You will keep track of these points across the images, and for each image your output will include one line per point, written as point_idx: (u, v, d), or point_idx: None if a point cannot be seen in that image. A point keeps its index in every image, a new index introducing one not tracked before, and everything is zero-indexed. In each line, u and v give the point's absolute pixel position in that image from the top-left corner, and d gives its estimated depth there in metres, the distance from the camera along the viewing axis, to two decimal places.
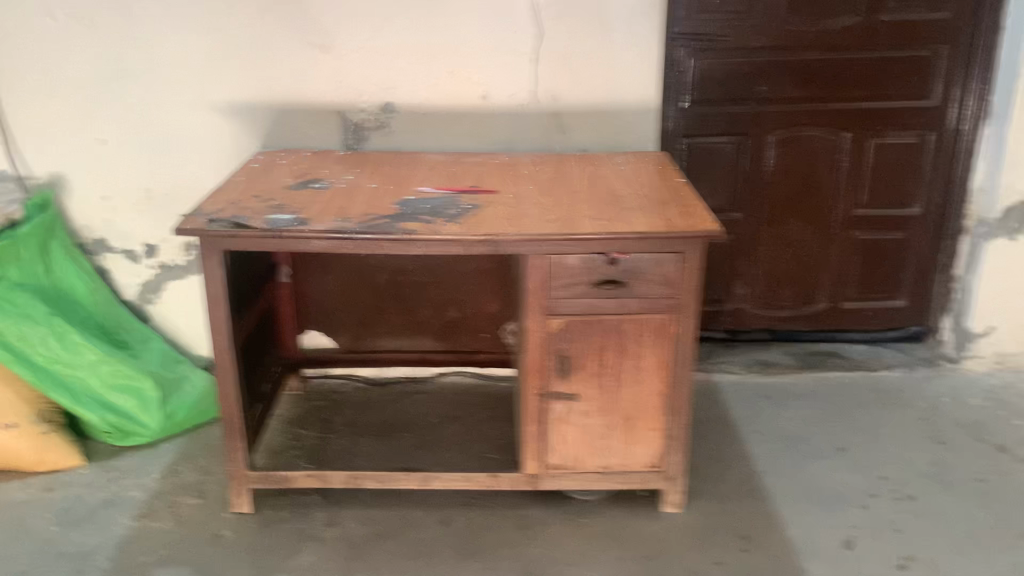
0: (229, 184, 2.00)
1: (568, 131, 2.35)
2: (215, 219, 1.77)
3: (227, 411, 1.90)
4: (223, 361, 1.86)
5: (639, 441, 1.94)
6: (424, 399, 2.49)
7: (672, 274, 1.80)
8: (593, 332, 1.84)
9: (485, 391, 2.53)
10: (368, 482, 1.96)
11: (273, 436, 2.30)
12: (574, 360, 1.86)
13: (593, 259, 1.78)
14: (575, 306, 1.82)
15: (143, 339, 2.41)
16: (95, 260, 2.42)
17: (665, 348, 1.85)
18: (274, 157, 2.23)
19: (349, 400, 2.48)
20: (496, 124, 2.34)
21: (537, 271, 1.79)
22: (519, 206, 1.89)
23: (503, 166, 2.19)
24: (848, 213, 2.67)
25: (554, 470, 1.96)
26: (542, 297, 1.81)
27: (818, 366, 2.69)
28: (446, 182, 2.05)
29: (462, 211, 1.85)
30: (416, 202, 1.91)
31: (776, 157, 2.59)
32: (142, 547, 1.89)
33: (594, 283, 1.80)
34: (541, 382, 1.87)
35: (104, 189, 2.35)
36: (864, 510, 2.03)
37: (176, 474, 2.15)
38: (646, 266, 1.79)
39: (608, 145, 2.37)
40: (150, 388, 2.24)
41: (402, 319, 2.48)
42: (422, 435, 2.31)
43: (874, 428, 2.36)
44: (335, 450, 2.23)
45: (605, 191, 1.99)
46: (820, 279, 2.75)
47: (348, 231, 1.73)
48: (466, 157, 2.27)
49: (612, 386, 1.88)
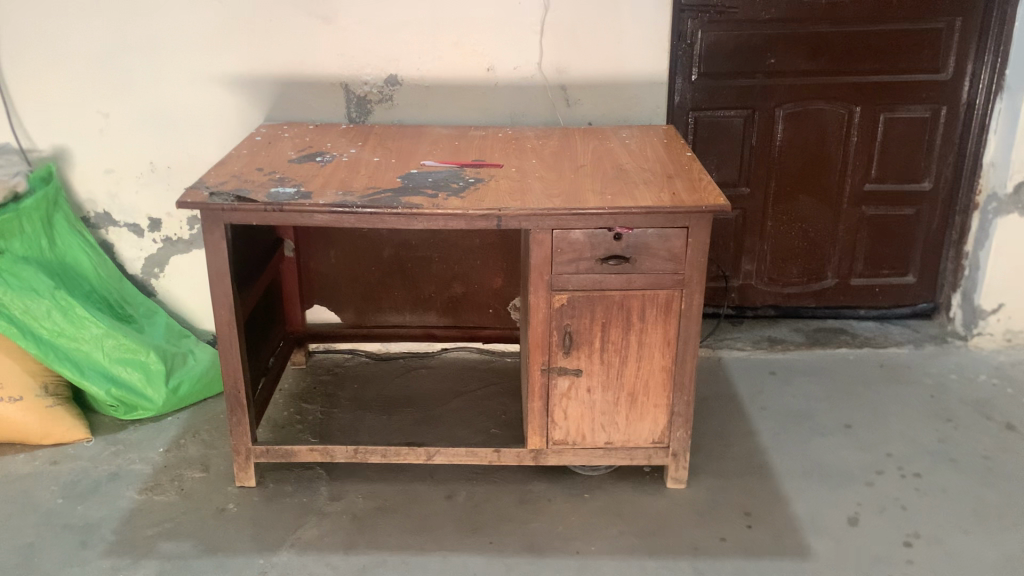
0: (231, 157, 1.98)
1: (574, 105, 2.32)
2: (216, 192, 1.76)
3: (230, 384, 1.90)
4: (227, 335, 1.86)
5: (643, 417, 1.93)
6: (428, 374, 2.49)
7: (678, 249, 1.78)
8: (597, 307, 1.83)
9: (490, 366, 2.53)
10: (372, 456, 1.96)
11: (278, 410, 2.30)
12: (578, 336, 1.85)
13: (597, 234, 1.77)
14: (580, 282, 1.81)
15: (148, 313, 2.40)
16: (98, 234, 2.41)
17: (669, 324, 1.84)
18: (277, 130, 2.22)
19: (354, 374, 2.48)
20: (501, 98, 2.31)
21: (541, 246, 1.77)
22: (523, 180, 1.88)
23: (508, 140, 2.17)
24: (857, 188, 2.64)
25: (557, 445, 1.95)
26: (546, 273, 1.80)
27: (825, 342, 2.68)
28: (450, 156, 2.03)
29: (466, 186, 1.83)
30: (420, 175, 1.89)
31: (785, 131, 2.56)
32: (147, 520, 1.90)
33: (599, 258, 1.78)
34: (545, 357, 1.87)
35: (106, 162, 2.33)
36: (869, 487, 2.02)
37: (181, 448, 2.15)
38: (651, 241, 1.77)
39: (614, 119, 2.34)
40: (155, 362, 2.25)
41: (406, 295, 2.47)
42: (426, 410, 2.31)
43: (881, 405, 2.35)
44: (340, 425, 2.24)
45: (611, 165, 1.97)
46: (828, 255, 2.73)
47: (351, 205, 1.72)
48: (470, 131, 2.25)
49: (616, 361, 1.87)
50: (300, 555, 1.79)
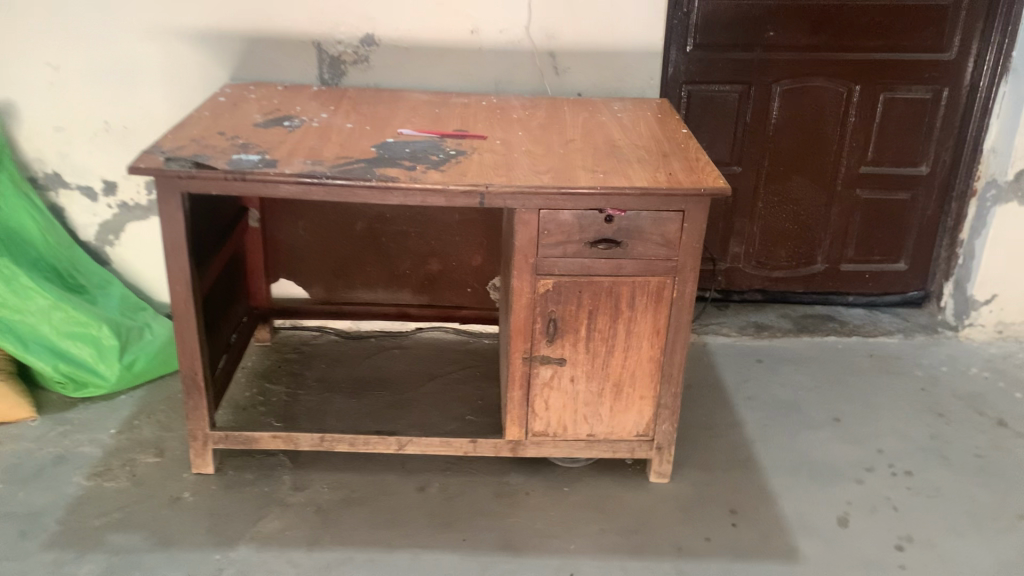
0: (191, 119, 1.83)
1: (563, 74, 2.18)
2: (173, 157, 1.61)
3: (187, 364, 1.76)
4: (183, 312, 1.72)
5: (628, 408, 1.81)
6: (401, 354, 2.37)
7: (673, 233, 1.66)
8: (585, 293, 1.71)
9: (466, 348, 2.41)
10: (339, 444, 1.84)
11: (240, 390, 2.17)
12: (563, 323, 1.73)
13: (587, 216, 1.65)
14: (567, 266, 1.69)
15: (103, 284, 2.25)
16: (48, 197, 2.25)
17: (661, 313, 1.73)
18: (243, 90, 2.06)
19: (322, 353, 2.35)
20: (486, 63, 2.17)
21: (527, 226, 1.65)
22: (508, 154, 1.74)
23: (493, 110, 2.03)
24: (853, 170, 2.54)
25: (537, 437, 1.84)
26: (530, 256, 1.68)
27: (813, 329, 2.57)
28: (430, 125, 1.89)
29: (447, 158, 1.70)
30: (397, 144, 1.75)
31: (781, 108, 2.46)
32: (95, 509, 1.77)
33: (588, 241, 1.67)
34: (527, 344, 1.75)
35: (57, 119, 2.16)
36: (860, 485, 1.92)
37: (135, 429, 2.02)
38: (644, 225, 1.65)
39: (605, 90, 2.21)
40: (108, 337, 2.10)
41: (380, 271, 2.35)
42: (397, 394, 2.19)
43: (871, 397, 2.25)
44: (305, 409, 2.11)
45: (602, 140, 1.84)
46: (819, 239, 2.63)
47: (321, 175, 1.58)
48: (452, 97, 2.10)
49: (602, 351, 1.76)
50: (258, 550, 1.67)
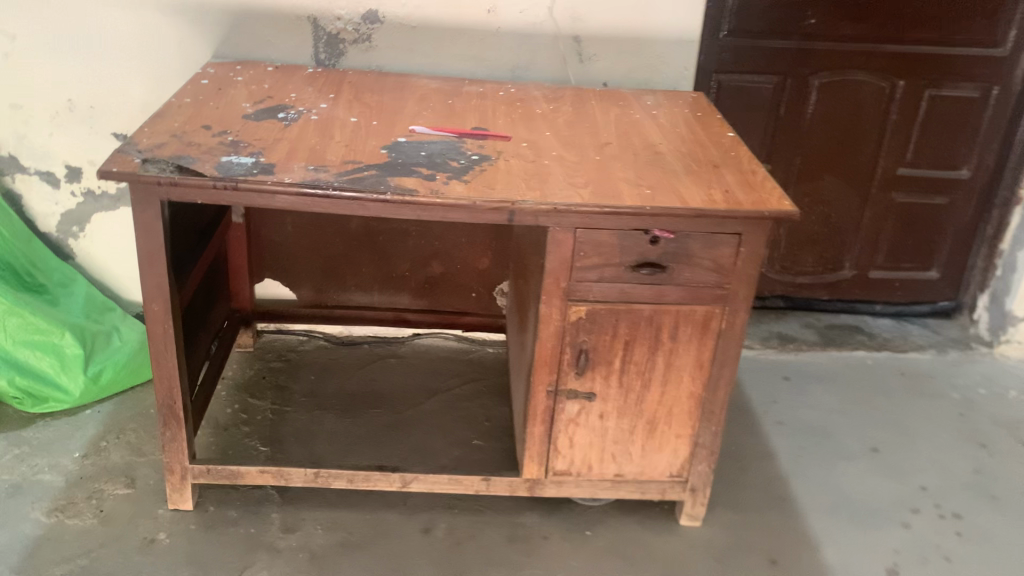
0: (170, 107, 1.58)
1: (588, 61, 1.96)
2: (151, 159, 1.37)
3: (164, 392, 1.54)
4: (159, 335, 1.49)
5: (661, 448, 1.63)
6: (398, 365, 2.15)
7: (726, 258, 1.46)
8: (621, 322, 1.50)
9: (469, 358, 2.21)
10: (335, 480, 1.64)
11: (221, 406, 1.95)
12: (595, 354, 1.53)
13: (630, 237, 1.44)
14: (603, 291, 1.48)
15: (64, 282, 2.01)
16: (3, 182, 1.99)
17: (706, 346, 1.53)
18: (227, 70, 1.82)
19: (311, 362, 2.13)
20: (502, 47, 1.93)
21: (560, 247, 1.44)
22: (538, 160, 1.53)
23: (513, 102, 1.80)
24: (889, 172, 2.35)
25: (558, 476, 1.64)
26: (562, 280, 1.47)
27: (840, 343, 2.39)
28: (445, 120, 1.66)
29: (469, 165, 1.47)
30: (410, 146, 1.52)
31: (817, 103, 2.25)
32: (55, 553, 1.54)
33: (630, 265, 1.46)
34: (553, 377, 1.54)
35: (14, 96, 1.90)
36: (907, 530, 1.75)
37: (101, 453, 1.79)
38: (694, 249, 1.45)
39: (633, 81, 1.99)
40: (70, 345, 1.87)
41: (375, 272, 2.13)
42: (395, 412, 1.98)
43: (907, 423, 2.09)
44: (293, 430, 1.90)
45: (641, 144, 1.63)
46: (848, 244, 2.45)
47: (325, 185, 1.35)
48: (465, 85, 1.87)
49: (637, 386, 1.56)
50: None
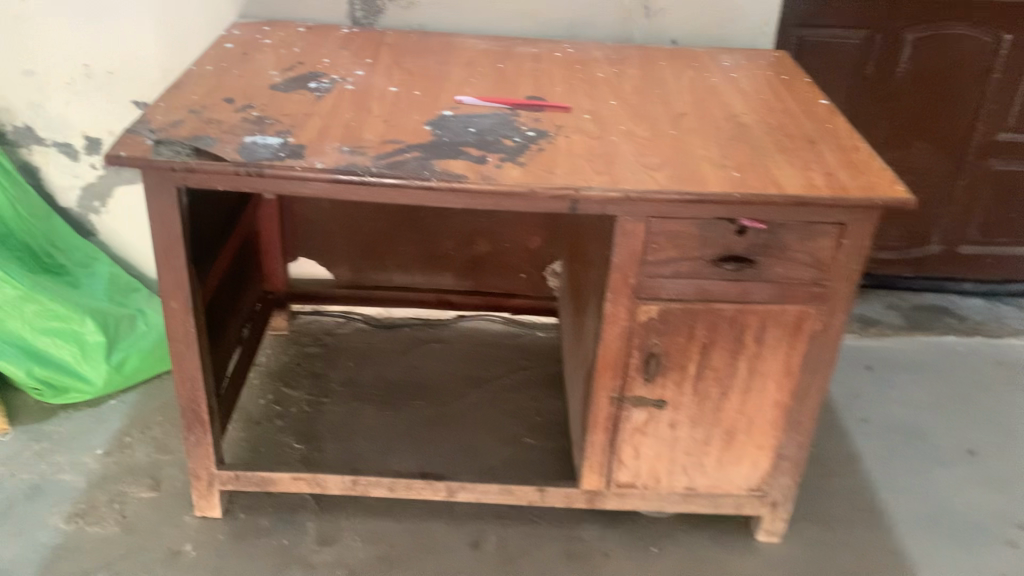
0: (189, 77, 1.41)
1: (655, 16, 1.74)
2: (165, 141, 1.20)
3: (187, 394, 1.39)
4: (180, 334, 1.33)
5: (740, 460, 1.45)
6: (441, 351, 1.99)
7: (825, 252, 1.26)
8: (698, 323, 1.32)
9: (518, 343, 2.04)
10: (375, 489, 1.49)
11: (253, 397, 1.81)
12: (667, 359, 1.35)
13: (712, 228, 1.25)
14: (678, 288, 1.29)
15: (85, 262, 1.87)
16: (19, 154, 1.84)
17: (795, 350, 1.35)
18: (253, 32, 1.64)
19: (349, 347, 1.98)
20: (559, 0, 1.72)
21: (630, 239, 1.25)
22: (604, 136, 1.33)
23: (572, 65, 1.60)
24: (988, 137, 2.11)
25: (621, 489, 1.48)
26: (630, 276, 1.28)
27: (927, 327, 2.18)
28: (496, 90, 1.47)
29: (524, 144, 1.29)
30: (458, 121, 1.34)
31: (909, 60, 2.01)
32: (73, 566, 1.42)
33: (711, 259, 1.27)
34: (618, 382, 1.37)
35: (26, 61, 1.74)
36: (1013, 549, 1.55)
37: (125, 450, 1.66)
38: (787, 240, 1.25)
39: (706, 39, 1.76)
40: (92, 333, 1.74)
41: (418, 250, 1.96)
42: (439, 405, 1.82)
43: (1007, 421, 1.88)
44: (330, 424, 1.75)
45: (721, 115, 1.42)
46: (937, 216, 2.22)
47: (362, 171, 1.18)
48: (517, 47, 1.67)
49: (714, 393, 1.38)
50: None
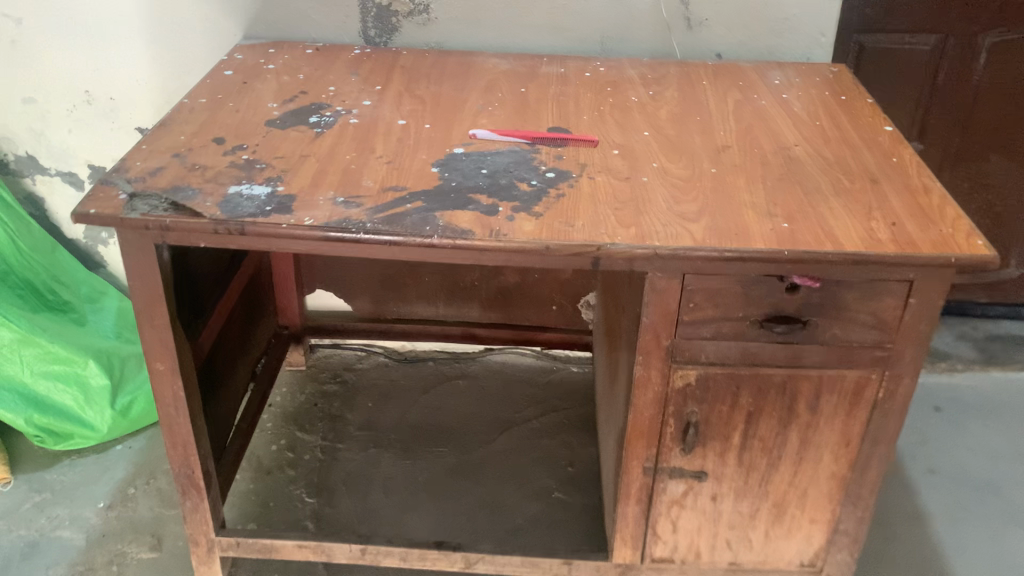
0: (180, 112, 1.29)
1: (697, 28, 1.57)
2: (141, 194, 1.07)
3: (180, 459, 1.28)
4: (168, 398, 1.22)
5: (791, 535, 1.30)
6: (468, 388, 1.86)
7: (890, 312, 1.10)
8: (743, 389, 1.16)
9: (550, 380, 1.89)
10: (386, 558, 1.36)
11: (265, 442, 1.69)
12: (707, 427, 1.20)
13: (758, 286, 1.09)
14: (719, 351, 1.14)
15: (92, 296, 1.78)
16: (22, 184, 1.77)
17: (854, 419, 1.19)
18: (257, 55, 1.51)
19: (369, 385, 1.85)
20: (590, 13, 1.56)
21: (663, 297, 1.09)
22: (634, 176, 1.18)
23: (603, 88, 1.45)
24: None
25: (657, 562, 1.34)
26: (664, 337, 1.13)
27: (1004, 360, 1.98)
28: (516, 120, 1.33)
29: (542, 187, 1.14)
30: (471, 160, 1.21)
31: (985, 67, 1.80)
32: None
33: (757, 320, 1.11)
34: (652, 452, 1.23)
35: (25, 88, 1.65)
36: None
37: (129, 503, 1.57)
38: (845, 299, 1.09)
39: (753, 52, 1.59)
40: (95, 376, 1.64)
41: (441, 281, 1.83)
42: (462, 452, 1.68)
43: None
44: (345, 475, 1.62)
45: (769, 147, 1.25)
46: (1016, 236, 2.02)
47: (356, 227, 1.04)
48: (542, 67, 1.52)
49: (761, 465, 1.23)
50: None
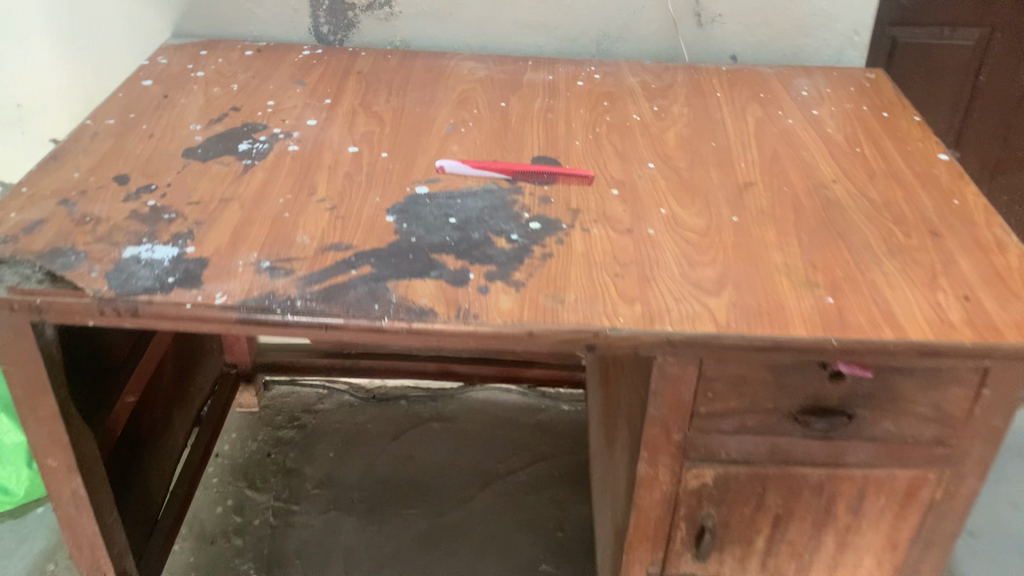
0: (78, 139, 1.05)
1: (709, 25, 1.33)
2: (8, 260, 0.84)
3: (87, 562, 1.06)
4: (66, 497, 0.99)
5: None
6: (444, 432, 1.64)
7: (956, 405, 0.88)
8: (770, 490, 0.95)
9: (538, 421, 1.68)
10: None
11: (209, 504, 1.47)
12: (725, 531, 0.98)
13: (794, 374, 0.86)
14: (743, 447, 0.92)
15: None
16: None
17: (904, 522, 0.97)
18: (186, 59, 1.27)
19: (332, 430, 1.63)
20: (582, 8, 1.32)
21: (676, 387, 0.87)
22: (637, 227, 0.95)
23: (599, 101, 1.21)
24: None
25: None
26: (675, 431, 0.90)
27: None
28: (493, 146, 1.09)
29: (524, 244, 0.91)
30: (437, 204, 0.97)
31: None
32: None
33: (792, 413, 0.89)
34: (659, 558, 1.01)
35: None
36: None
37: None
38: (902, 389, 0.87)
39: (774, 55, 1.36)
40: (6, 434, 1.39)
41: None
42: (436, 514, 1.46)
43: None
44: (300, 545, 1.40)
45: (802, 183, 1.03)
46: None
47: (282, 306, 0.81)
48: (527, 73, 1.29)
49: (789, 570, 1.02)
50: None
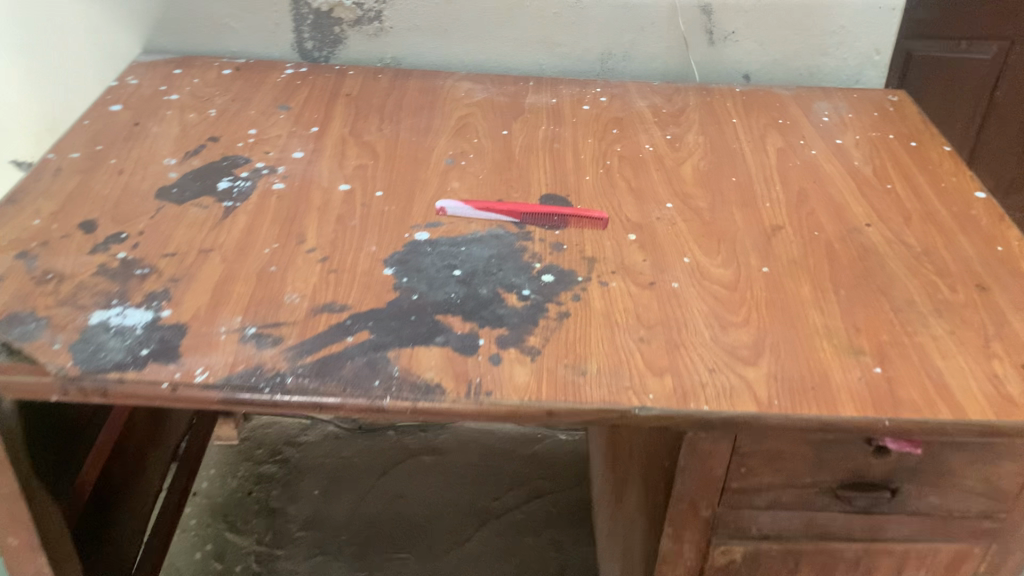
0: (39, 177, 0.95)
1: (722, 43, 1.25)
2: None
3: None
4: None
5: None
6: (436, 466, 1.56)
7: (1009, 480, 0.80)
8: (803, 565, 0.87)
9: (534, 453, 1.61)
10: None
11: (187, 550, 1.38)
12: None
13: (836, 449, 0.79)
14: (776, 522, 0.84)
15: None
16: None
17: None
18: (159, 79, 1.17)
19: (316, 466, 1.55)
20: (587, 24, 1.23)
21: (708, 464, 0.79)
22: (660, 281, 0.86)
23: (608, 129, 1.13)
24: None
25: None
26: (704, 508, 0.82)
27: None
28: (497, 182, 1.01)
29: (538, 301, 0.83)
30: (440, 253, 0.88)
31: None
32: None
33: (831, 488, 0.82)
34: None
35: None
36: None
37: None
38: (953, 464, 0.80)
39: (790, 75, 1.28)
40: None
41: None
42: (430, 558, 1.38)
43: None
44: None
45: (833, 226, 0.95)
46: None
47: (270, 384, 0.71)
48: (528, 96, 1.20)
49: None
50: None
